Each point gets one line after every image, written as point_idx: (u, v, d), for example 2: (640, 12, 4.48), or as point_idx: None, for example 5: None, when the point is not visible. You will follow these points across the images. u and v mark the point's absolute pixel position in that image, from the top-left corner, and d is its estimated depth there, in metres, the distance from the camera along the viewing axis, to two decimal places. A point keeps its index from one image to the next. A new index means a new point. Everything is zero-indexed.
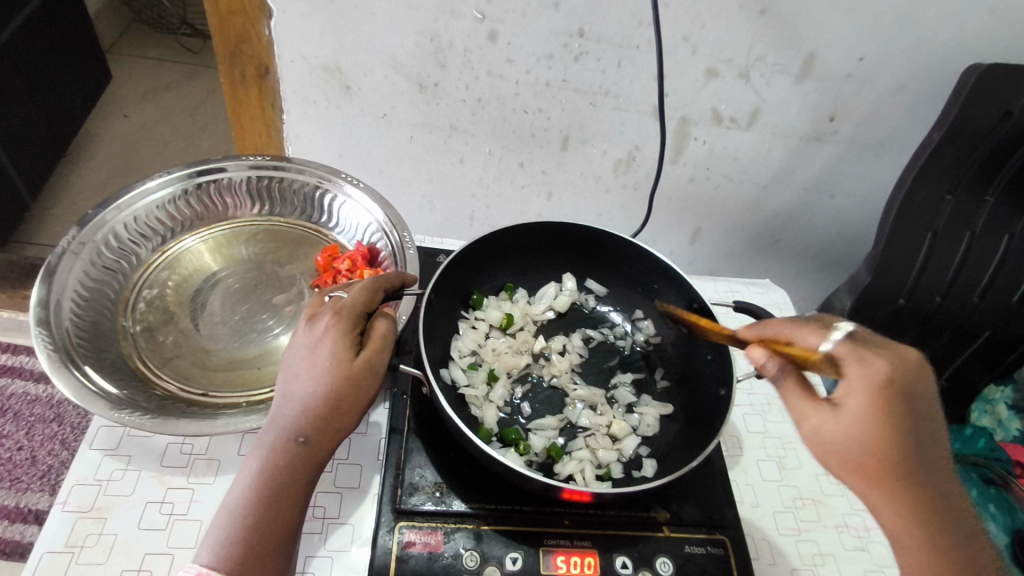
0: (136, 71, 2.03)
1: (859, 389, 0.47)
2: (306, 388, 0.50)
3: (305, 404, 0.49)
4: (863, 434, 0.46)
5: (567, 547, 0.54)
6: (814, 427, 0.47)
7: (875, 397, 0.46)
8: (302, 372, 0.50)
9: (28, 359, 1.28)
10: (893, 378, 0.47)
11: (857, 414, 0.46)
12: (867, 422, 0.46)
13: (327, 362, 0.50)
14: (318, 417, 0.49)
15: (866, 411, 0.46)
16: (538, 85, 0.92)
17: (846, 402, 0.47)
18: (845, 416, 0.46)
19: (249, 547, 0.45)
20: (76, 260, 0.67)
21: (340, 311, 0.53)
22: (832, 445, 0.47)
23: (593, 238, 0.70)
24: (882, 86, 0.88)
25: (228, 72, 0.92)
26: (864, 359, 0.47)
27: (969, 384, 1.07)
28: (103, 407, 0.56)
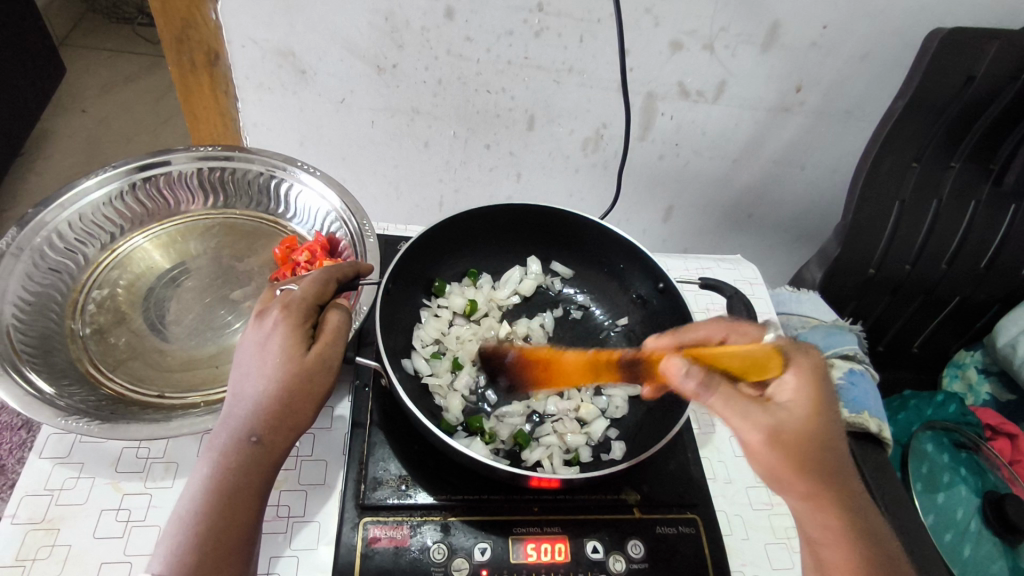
0: (93, 63, 1.95)
1: (800, 387, 0.48)
2: (257, 386, 0.48)
3: (257, 403, 0.48)
4: (808, 427, 0.47)
5: (537, 534, 0.54)
6: (775, 430, 0.46)
7: (813, 389, 0.48)
8: (252, 369, 0.49)
9: None
10: (824, 371, 0.50)
11: (801, 403, 0.48)
12: (806, 400, 0.48)
13: (278, 358, 0.48)
14: (271, 415, 0.47)
15: (807, 394, 0.48)
16: (499, 64, 0.89)
17: (791, 403, 0.48)
18: (795, 408, 0.47)
19: (202, 553, 0.43)
20: (16, 262, 0.64)
21: (289, 305, 0.51)
22: (781, 444, 0.45)
23: (555, 218, 0.69)
24: (847, 53, 0.87)
25: (177, 61, 0.87)
26: (809, 355, 0.50)
27: (940, 349, 1.12)
28: (49, 413, 0.54)
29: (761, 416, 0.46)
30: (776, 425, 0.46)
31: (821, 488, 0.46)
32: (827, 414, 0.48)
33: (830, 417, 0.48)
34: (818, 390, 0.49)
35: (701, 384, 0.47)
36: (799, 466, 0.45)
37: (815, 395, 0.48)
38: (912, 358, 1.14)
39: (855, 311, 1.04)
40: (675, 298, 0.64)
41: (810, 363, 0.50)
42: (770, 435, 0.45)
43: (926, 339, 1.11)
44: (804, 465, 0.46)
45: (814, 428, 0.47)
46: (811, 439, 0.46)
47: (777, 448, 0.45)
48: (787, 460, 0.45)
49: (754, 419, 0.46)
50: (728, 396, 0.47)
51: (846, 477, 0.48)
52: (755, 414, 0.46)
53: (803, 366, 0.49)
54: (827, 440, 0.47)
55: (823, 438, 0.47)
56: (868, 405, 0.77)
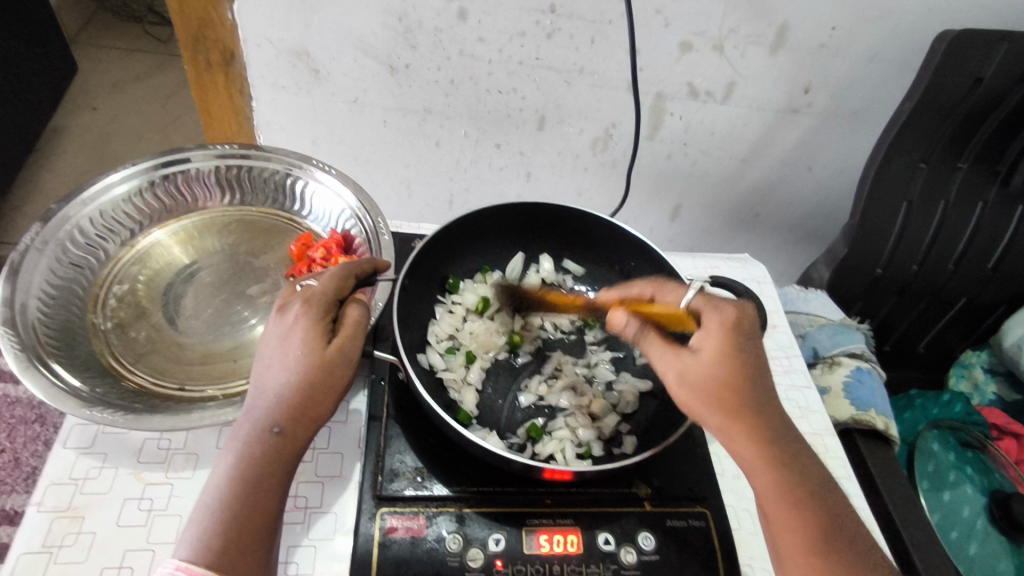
0: (104, 62, 1.97)
1: (713, 333, 0.50)
2: (279, 378, 0.49)
3: (279, 394, 0.49)
4: (721, 372, 0.48)
5: (550, 526, 0.55)
6: (681, 372, 0.49)
7: (726, 337, 0.49)
8: (275, 362, 0.50)
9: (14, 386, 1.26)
10: (742, 320, 0.51)
11: (712, 346, 0.49)
12: (718, 346, 0.49)
13: (300, 351, 0.50)
14: (293, 407, 0.49)
15: (719, 340, 0.49)
16: (511, 64, 0.90)
17: (703, 349, 0.49)
18: (704, 354, 0.49)
19: (227, 539, 0.45)
20: (40, 257, 0.65)
21: (311, 300, 0.52)
22: (690, 385, 0.48)
23: (567, 217, 0.70)
24: (855, 55, 0.88)
25: (193, 59, 0.89)
26: (720, 308, 0.51)
27: (947, 349, 1.13)
28: (73, 405, 0.55)
29: (673, 360, 0.50)
30: (684, 368, 0.49)
31: (736, 423, 0.48)
32: (739, 357, 0.49)
33: (746, 363, 0.49)
34: (731, 338, 0.50)
35: (637, 330, 0.54)
36: (711, 405, 0.48)
37: (731, 340, 0.49)
38: (918, 358, 1.15)
39: (862, 310, 1.05)
40: None
41: (723, 315, 0.51)
42: (680, 375, 0.49)
43: (932, 339, 1.11)
44: (720, 404, 0.48)
45: (727, 370, 0.48)
46: (724, 382, 0.48)
47: (687, 388, 0.48)
48: (699, 400, 0.48)
49: (667, 361, 0.50)
50: (653, 341, 0.52)
51: (771, 418, 0.49)
52: (668, 357, 0.50)
53: (716, 316, 0.51)
54: (740, 380, 0.48)
55: (737, 381, 0.48)
56: (875, 403, 0.78)
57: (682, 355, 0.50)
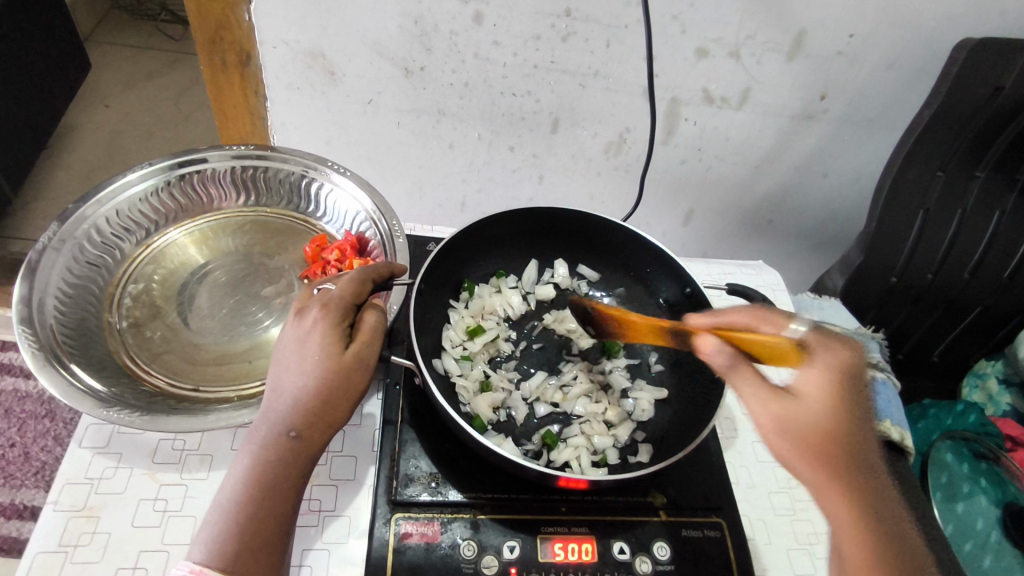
0: (117, 59, 1.98)
1: (821, 378, 0.46)
2: (297, 382, 0.49)
3: (296, 399, 0.49)
4: (826, 421, 0.45)
5: (565, 534, 0.54)
6: (782, 418, 0.45)
7: (835, 385, 0.46)
8: (292, 366, 0.50)
9: (24, 381, 1.27)
10: (856, 369, 0.47)
11: (819, 396, 0.45)
12: (824, 393, 0.45)
13: (318, 356, 0.50)
14: (310, 412, 0.49)
15: (825, 386, 0.46)
16: (525, 68, 0.90)
17: (806, 394, 0.46)
18: (809, 402, 0.45)
19: (242, 542, 0.45)
20: (57, 256, 0.66)
21: (328, 304, 0.52)
22: (788, 433, 0.45)
23: (583, 223, 0.70)
24: (873, 62, 0.87)
25: (210, 61, 0.90)
26: (830, 348, 0.47)
27: (960, 358, 1.12)
28: (90, 404, 0.55)
29: (771, 404, 0.46)
30: (784, 414, 0.45)
31: (833, 480, 0.44)
32: (847, 411, 0.45)
33: (855, 415, 0.45)
34: (840, 386, 0.46)
35: (730, 361, 0.49)
36: (812, 458, 0.44)
37: (837, 388, 0.46)
38: (932, 367, 1.13)
39: (877, 318, 1.04)
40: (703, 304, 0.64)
41: (835, 357, 0.47)
42: (777, 421, 0.45)
43: (946, 348, 1.10)
44: (818, 458, 0.44)
45: (832, 423, 0.45)
46: (827, 434, 0.44)
47: (784, 436, 0.45)
48: (795, 449, 0.45)
49: (766, 404, 0.46)
50: (752, 379, 0.47)
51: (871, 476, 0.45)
52: (767, 400, 0.46)
53: (827, 357, 0.47)
54: (847, 434, 0.45)
55: (841, 434, 0.45)
56: (891, 413, 0.77)
57: (783, 400, 0.46)
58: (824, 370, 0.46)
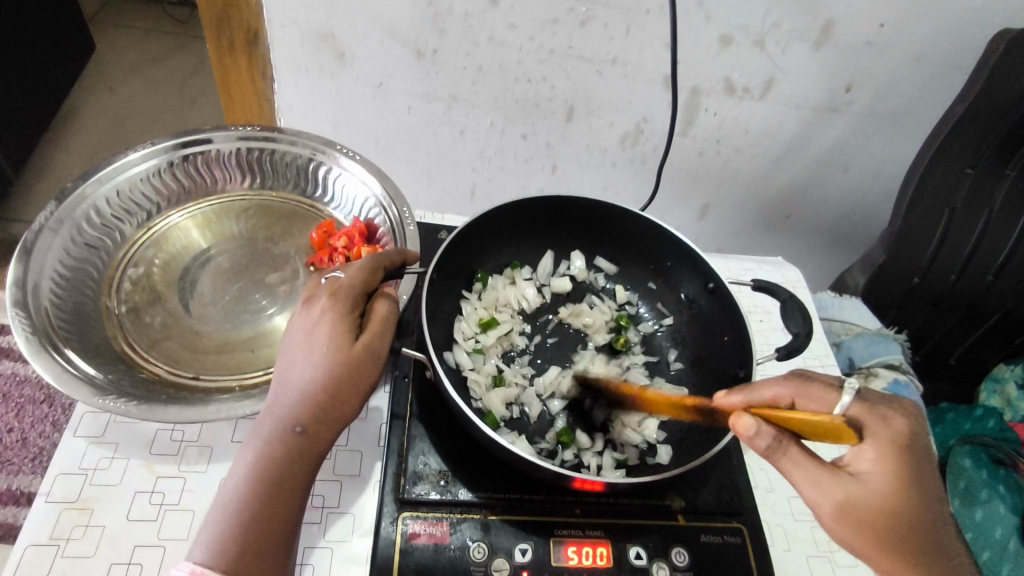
0: (121, 41, 1.95)
1: (880, 459, 0.44)
2: (305, 376, 0.47)
3: (303, 392, 0.47)
4: (890, 502, 0.43)
5: (579, 537, 0.52)
6: (840, 502, 0.44)
7: (896, 462, 0.44)
8: (299, 358, 0.47)
9: (22, 365, 1.24)
10: (908, 435, 0.45)
11: (884, 472, 0.44)
12: (892, 474, 0.44)
13: (326, 348, 0.47)
14: (317, 406, 0.46)
15: (888, 465, 0.44)
16: (542, 52, 0.87)
17: (870, 477, 0.44)
18: (874, 480, 0.44)
19: (245, 542, 0.43)
20: (54, 237, 0.63)
21: (337, 293, 0.49)
22: (851, 519, 0.44)
23: (602, 214, 0.67)
24: (903, 53, 0.84)
25: (215, 38, 0.87)
26: (886, 424, 0.45)
27: (979, 362, 1.09)
28: (86, 392, 0.53)
29: (831, 487, 0.44)
30: (847, 497, 0.44)
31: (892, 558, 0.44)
32: (912, 485, 0.44)
33: (922, 488, 0.44)
34: (905, 458, 0.44)
35: (771, 442, 0.44)
36: (862, 537, 0.44)
37: (905, 467, 0.44)
38: (948, 370, 1.11)
39: (895, 318, 1.02)
40: (725, 299, 0.62)
41: (889, 433, 0.44)
42: (839, 508, 0.44)
43: (963, 352, 1.07)
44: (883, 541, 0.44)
45: (897, 497, 0.43)
46: (890, 515, 0.44)
47: (846, 522, 0.44)
48: (862, 533, 0.44)
49: (820, 488, 0.44)
50: (799, 460, 0.45)
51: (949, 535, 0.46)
52: (823, 482, 0.44)
53: (881, 434, 0.45)
54: (903, 510, 0.44)
55: (905, 514, 0.44)
56: None
57: (843, 483, 0.44)
58: (885, 447, 0.44)
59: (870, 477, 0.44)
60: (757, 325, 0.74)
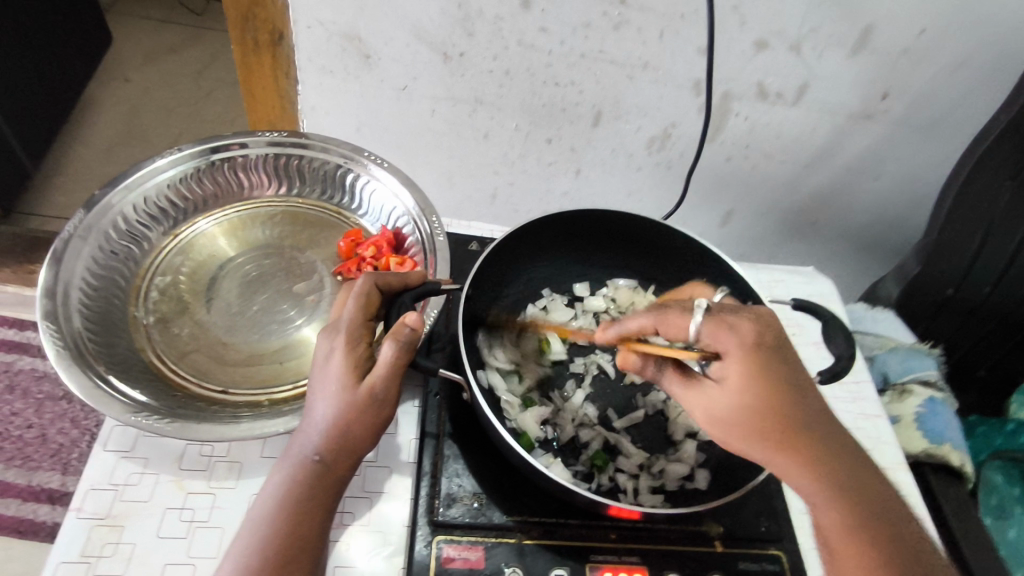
0: (136, 33, 1.93)
1: (734, 363, 0.46)
2: (319, 405, 0.47)
3: (320, 422, 0.46)
4: (751, 404, 0.45)
5: (615, 563, 0.51)
6: (708, 410, 0.47)
7: (750, 363, 0.45)
8: (318, 388, 0.48)
9: (41, 361, 1.24)
10: (762, 335, 0.46)
11: (737, 380, 0.46)
12: (745, 377, 0.45)
13: (337, 378, 0.47)
14: (332, 436, 0.46)
15: (741, 373, 0.45)
16: (571, 56, 0.85)
17: (724, 380, 0.46)
18: (729, 386, 0.46)
19: (264, 565, 0.43)
20: (83, 245, 0.62)
21: (343, 325, 0.49)
22: (717, 424, 0.47)
23: (640, 228, 0.66)
24: (944, 60, 0.81)
25: (240, 37, 0.86)
26: (733, 329, 0.46)
27: (1013, 374, 1.05)
28: (118, 409, 0.53)
29: (699, 398, 0.48)
30: (710, 409, 0.47)
31: (783, 455, 0.45)
32: (764, 380, 0.45)
33: (781, 392, 0.45)
34: (760, 359, 0.46)
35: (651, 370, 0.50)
36: (749, 440, 0.45)
37: (760, 367, 0.46)
38: (978, 381, 1.08)
39: (926, 330, 1.00)
40: None
41: (740, 338, 0.46)
42: (709, 418, 0.47)
43: (995, 363, 1.04)
44: (757, 441, 0.45)
45: (755, 401, 0.45)
46: (758, 415, 0.45)
47: (715, 427, 0.47)
48: (733, 438, 0.46)
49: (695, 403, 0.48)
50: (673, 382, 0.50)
51: (818, 424, 0.46)
52: (692, 397, 0.48)
53: (734, 341, 0.46)
54: (776, 411, 0.45)
55: (774, 411, 0.45)
56: (948, 436, 0.74)
57: (709, 395, 0.47)
58: (741, 357, 0.46)
59: (728, 387, 0.46)
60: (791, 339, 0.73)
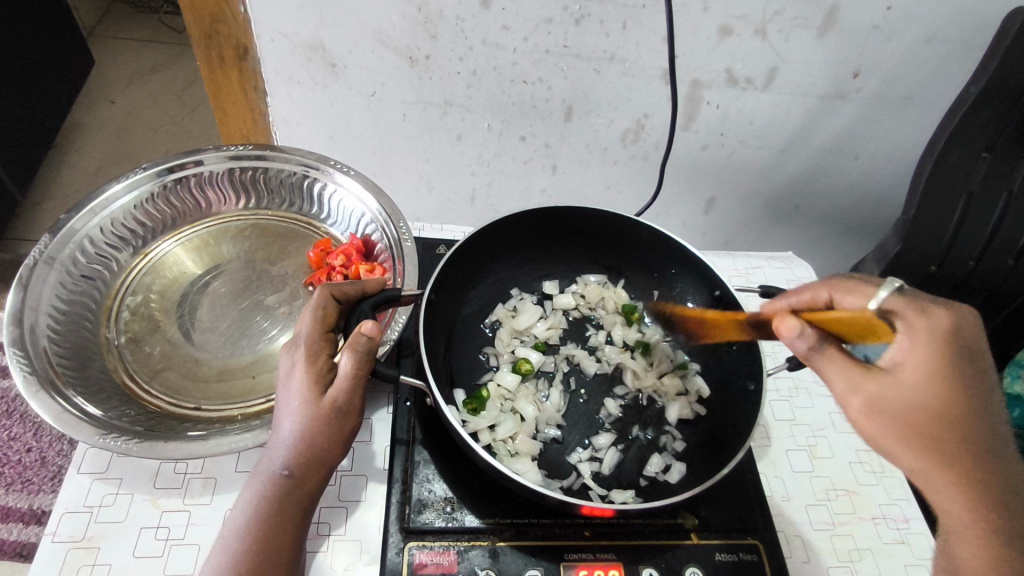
0: (120, 53, 1.94)
1: (918, 346, 0.44)
2: (283, 421, 0.47)
3: (286, 438, 0.46)
4: (924, 399, 0.43)
5: (590, 561, 0.51)
6: (870, 398, 0.44)
7: (937, 353, 0.44)
8: (282, 404, 0.47)
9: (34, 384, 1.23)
10: (954, 328, 0.45)
11: (918, 366, 0.44)
12: (924, 362, 0.44)
13: (298, 393, 0.47)
14: (299, 451, 0.46)
15: (922, 362, 0.44)
16: (537, 53, 0.85)
17: (900, 370, 0.44)
18: (905, 373, 0.44)
19: None
20: (50, 270, 0.63)
21: (301, 339, 0.49)
22: (881, 417, 0.43)
23: (603, 223, 0.67)
24: (912, 36, 0.80)
25: (205, 55, 0.85)
26: (928, 313, 0.45)
27: (1005, 349, 1.03)
28: (87, 431, 0.53)
29: (864, 385, 0.44)
30: (878, 396, 0.43)
31: (933, 453, 0.43)
32: (950, 374, 0.44)
33: (962, 389, 0.43)
34: (947, 351, 0.44)
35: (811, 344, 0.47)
36: (902, 435, 0.43)
37: (943, 355, 0.44)
38: None
39: None
40: (732, 306, 0.62)
41: (929, 323, 0.45)
42: (868, 406, 0.44)
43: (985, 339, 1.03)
44: (916, 436, 0.43)
45: (928, 393, 0.43)
46: (926, 410, 0.43)
47: (877, 419, 0.43)
48: (894, 433, 0.43)
49: (853, 386, 0.44)
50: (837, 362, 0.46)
51: (981, 433, 0.44)
52: (851, 377, 0.45)
53: (926, 329, 0.45)
54: (945, 410, 0.43)
55: (942, 408, 0.43)
56: None
57: (877, 380, 0.44)
58: (925, 345, 0.44)
59: (910, 376, 0.44)
60: None
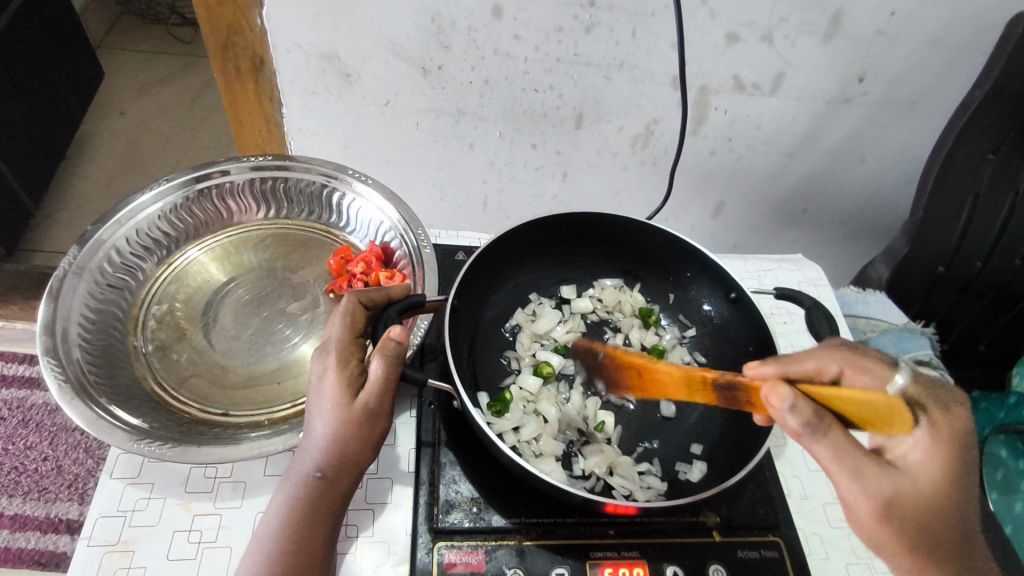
0: (128, 66, 1.96)
1: (930, 455, 0.46)
2: (315, 425, 0.48)
3: (318, 441, 0.47)
4: (928, 505, 0.45)
5: (615, 559, 0.52)
6: (884, 502, 0.44)
7: (944, 462, 0.46)
8: (314, 409, 0.49)
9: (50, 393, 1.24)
10: (961, 437, 0.48)
11: (926, 472, 0.46)
12: (935, 470, 0.46)
13: (330, 397, 0.48)
14: (331, 453, 0.47)
15: (933, 470, 0.46)
16: (548, 61, 0.86)
17: (913, 475, 0.46)
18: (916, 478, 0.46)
19: None
20: (79, 281, 0.64)
21: (332, 344, 0.50)
22: (891, 520, 0.44)
23: (618, 228, 0.68)
24: (916, 40, 0.82)
25: (222, 67, 0.86)
26: (942, 420, 0.48)
27: (1013, 347, 1.05)
28: (121, 437, 0.54)
29: (878, 490, 0.44)
30: (891, 500, 0.44)
31: (924, 558, 0.44)
32: (956, 481, 0.46)
33: (959, 501, 0.46)
34: (953, 462, 0.46)
35: (802, 423, 0.44)
36: (903, 538, 0.44)
37: (953, 465, 0.46)
38: (979, 357, 1.07)
39: (921, 310, 1.00)
40: (748, 308, 0.64)
41: (943, 430, 0.47)
42: (880, 509, 0.44)
43: (994, 338, 1.04)
44: (914, 542, 0.44)
45: (933, 502, 0.45)
46: (930, 516, 0.45)
47: (887, 523, 0.44)
48: (895, 539, 0.44)
49: (869, 488, 0.44)
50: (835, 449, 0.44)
51: (965, 541, 0.46)
52: (865, 477, 0.44)
53: (938, 438, 0.47)
54: (944, 519, 0.45)
55: (941, 516, 0.45)
56: None
57: (882, 481, 0.44)
58: (936, 453, 0.46)
59: (918, 482, 0.45)
60: (779, 327, 0.75)
